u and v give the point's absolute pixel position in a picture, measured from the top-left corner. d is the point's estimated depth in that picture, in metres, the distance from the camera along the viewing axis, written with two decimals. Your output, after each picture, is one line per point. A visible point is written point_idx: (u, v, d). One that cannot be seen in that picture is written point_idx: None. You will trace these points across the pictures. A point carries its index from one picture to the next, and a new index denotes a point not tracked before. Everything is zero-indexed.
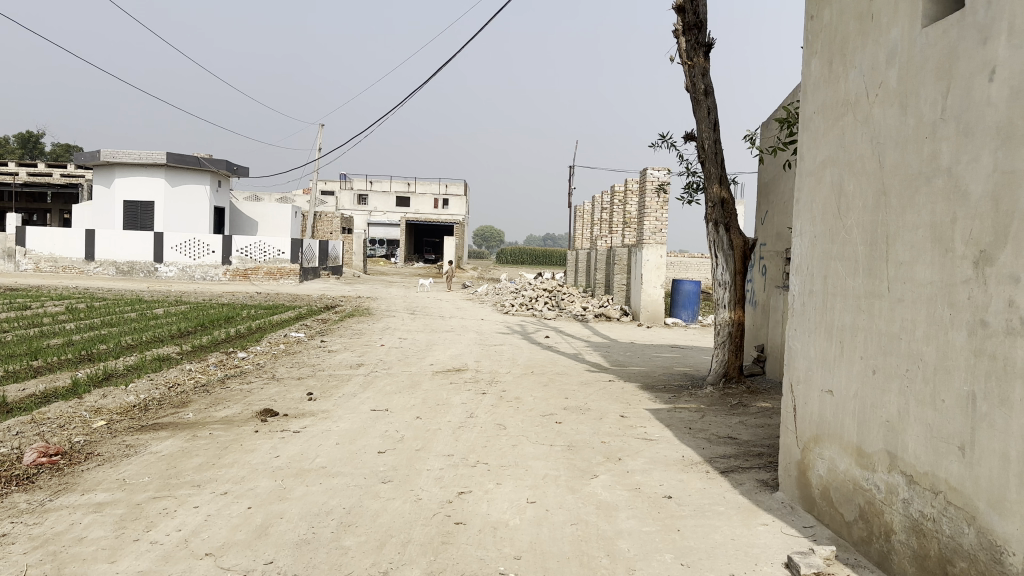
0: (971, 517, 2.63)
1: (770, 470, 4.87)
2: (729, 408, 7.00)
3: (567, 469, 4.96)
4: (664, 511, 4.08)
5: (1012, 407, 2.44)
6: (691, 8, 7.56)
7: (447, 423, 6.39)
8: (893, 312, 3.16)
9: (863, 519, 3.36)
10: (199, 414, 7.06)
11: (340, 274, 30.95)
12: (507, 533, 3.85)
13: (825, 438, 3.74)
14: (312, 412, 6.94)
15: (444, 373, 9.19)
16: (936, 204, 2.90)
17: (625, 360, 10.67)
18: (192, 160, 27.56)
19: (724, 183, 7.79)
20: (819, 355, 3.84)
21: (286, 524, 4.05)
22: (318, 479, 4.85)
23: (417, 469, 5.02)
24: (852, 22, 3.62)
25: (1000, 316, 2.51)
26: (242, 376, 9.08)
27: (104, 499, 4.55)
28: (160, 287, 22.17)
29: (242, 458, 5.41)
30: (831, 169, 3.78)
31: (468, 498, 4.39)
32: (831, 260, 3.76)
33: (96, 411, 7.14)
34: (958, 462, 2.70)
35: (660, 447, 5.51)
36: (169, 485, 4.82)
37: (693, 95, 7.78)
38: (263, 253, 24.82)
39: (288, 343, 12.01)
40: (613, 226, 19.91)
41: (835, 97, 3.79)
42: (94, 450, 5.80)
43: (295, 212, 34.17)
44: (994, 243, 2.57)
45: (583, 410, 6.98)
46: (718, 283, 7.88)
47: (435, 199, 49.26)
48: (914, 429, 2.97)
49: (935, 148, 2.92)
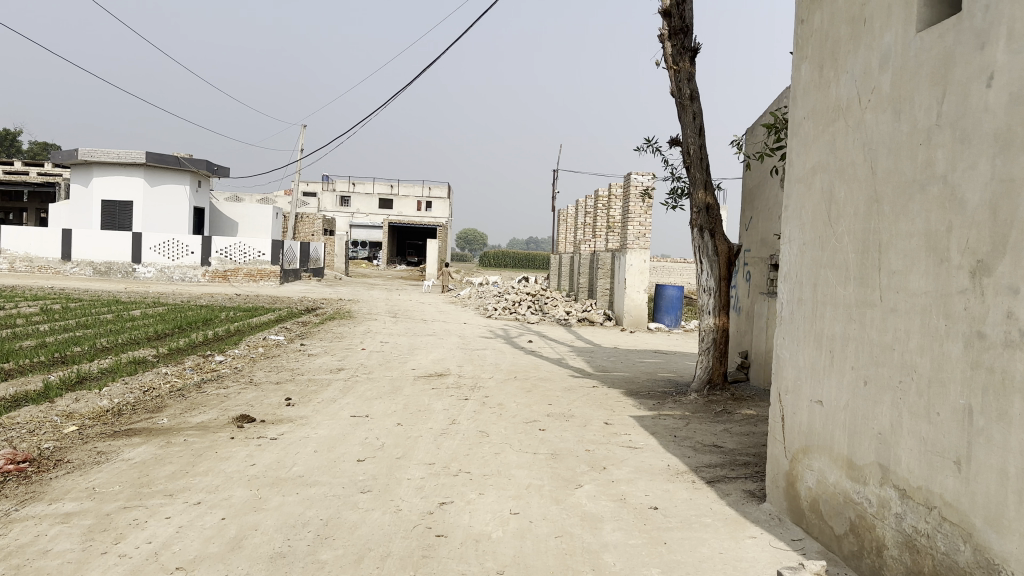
0: (967, 534, 2.56)
1: (756, 480, 4.80)
2: (714, 415, 6.93)
3: (551, 478, 4.86)
4: (650, 523, 4.00)
5: (1011, 421, 2.37)
6: (677, 13, 7.51)
7: (429, 430, 6.27)
8: (884, 321, 3.10)
9: (854, 533, 3.28)
10: (173, 419, 6.89)
11: (321, 277, 30.69)
12: (490, 546, 3.74)
13: (814, 448, 3.67)
14: (290, 419, 6.79)
15: (426, 378, 9.06)
16: (931, 212, 2.83)
17: (609, 366, 10.57)
18: (171, 160, 27.22)
19: (709, 189, 7.72)
20: (808, 364, 3.78)
21: (260, 536, 3.92)
22: (294, 489, 4.72)
23: (398, 478, 4.91)
24: (844, 26, 3.56)
25: (998, 328, 2.45)
26: (220, 381, 8.89)
27: (72, 509, 4.39)
28: (137, 288, 21.79)
29: (216, 466, 5.26)
30: (821, 175, 3.72)
31: (450, 509, 4.28)
32: (820, 267, 3.70)
33: (67, 416, 6.94)
34: (953, 478, 2.63)
35: (646, 456, 5.42)
36: (141, 494, 4.67)
37: (679, 101, 7.71)
38: (244, 254, 24.57)
39: (266, 346, 11.81)
40: (595, 231, 19.82)
41: (826, 102, 3.73)
42: (64, 457, 5.62)
43: (275, 213, 33.80)
44: (992, 253, 2.50)
45: (566, 417, 6.89)
46: (702, 288, 7.81)
47: (417, 201, 49.23)
48: (907, 442, 2.91)
49: (930, 155, 2.86)
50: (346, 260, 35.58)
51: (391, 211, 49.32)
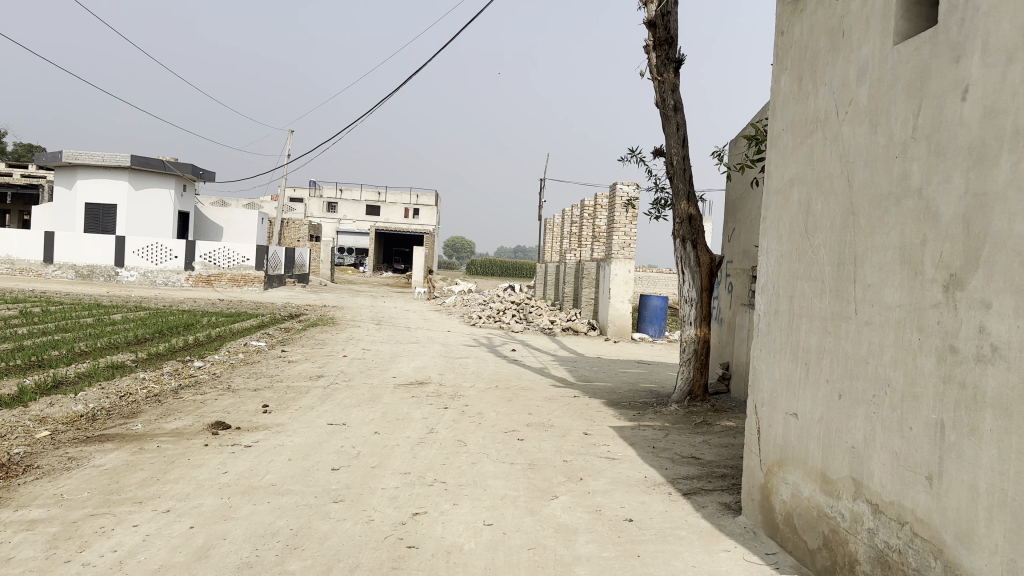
0: (937, 550, 2.54)
1: (733, 492, 4.76)
2: (694, 426, 6.89)
3: (526, 489, 4.82)
4: (625, 536, 3.96)
5: (982, 437, 2.36)
6: (661, 24, 7.53)
7: (406, 439, 6.20)
8: (860, 334, 3.08)
9: (827, 547, 3.25)
10: (148, 425, 6.80)
11: (305, 283, 30.53)
12: (461, 558, 3.68)
13: (788, 462, 3.65)
14: (267, 426, 6.70)
15: (407, 386, 8.98)
16: (905, 226, 2.82)
17: (591, 375, 10.53)
18: (157, 164, 27.08)
19: (692, 200, 7.72)
20: (785, 377, 3.75)
21: (227, 545, 3.85)
22: (265, 498, 4.64)
23: (372, 488, 4.84)
24: (822, 38, 3.56)
25: (970, 343, 2.43)
26: (198, 387, 8.79)
27: (38, 516, 4.30)
28: (119, 292, 21.56)
29: (188, 474, 5.17)
30: (798, 187, 3.71)
31: (422, 520, 4.22)
32: (797, 280, 3.68)
33: (40, 421, 6.82)
34: (925, 493, 2.61)
35: (623, 467, 5.38)
36: (109, 501, 4.58)
37: (663, 112, 7.71)
38: (229, 258, 24.22)
39: (247, 352, 11.71)
40: (581, 240, 19.81)
41: (805, 114, 3.72)
42: (33, 462, 5.51)
43: (260, 218, 33.66)
44: (964, 267, 2.49)
45: (546, 427, 6.83)
46: (684, 299, 7.78)
47: (405, 208, 49.14)
48: (879, 456, 2.89)
49: (906, 168, 2.84)
50: (331, 266, 35.44)
51: (378, 218, 49.20)
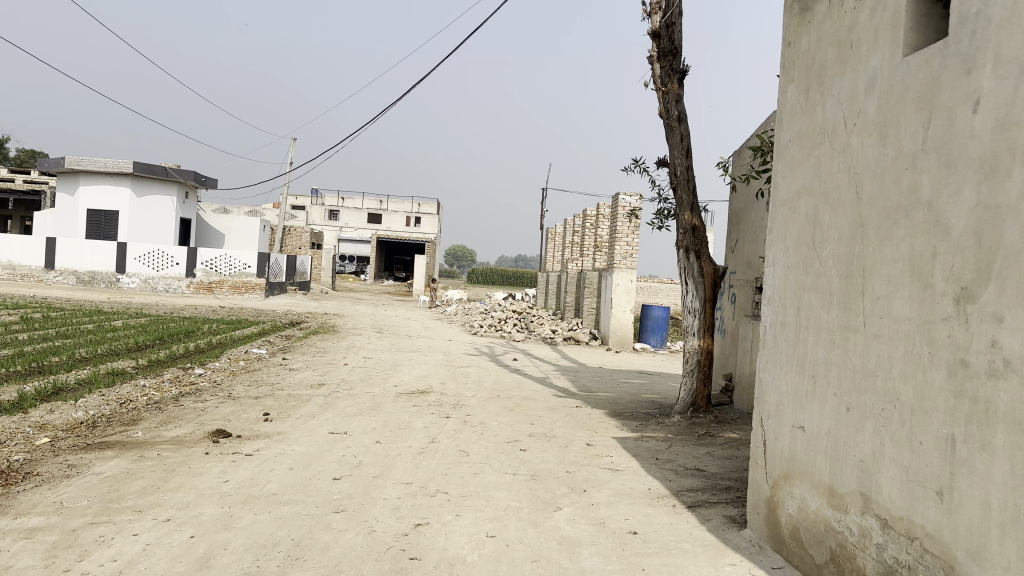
0: (948, 566, 2.51)
1: (738, 506, 4.72)
2: (697, 438, 6.85)
3: (529, 501, 4.78)
4: (629, 549, 3.92)
5: (994, 452, 2.34)
6: (666, 35, 7.54)
7: (409, 449, 6.16)
8: (868, 347, 3.06)
9: (834, 562, 3.22)
10: (148, 432, 6.76)
11: (307, 290, 30.57)
12: (464, 570, 3.65)
13: (795, 475, 3.62)
14: (267, 435, 6.67)
15: (408, 395, 8.95)
16: (915, 238, 2.80)
17: (593, 385, 10.50)
18: (158, 170, 27.12)
19: (696, 210, 7.70)
20: (791, 389, 3.72)
21: (229, 555, 3.82)
22: (266, 507, 4.61)
23: (373, 498, 4.80)
24: (831, 49, 3.55)
25: (982, 357, 2.41)
26: (198, 394, 8.76)
27: (37, 524, 4.26)
28: (120, 298, 21.55)
29: (189, 482, 5.14)
30: (806, 199, 3.69)
31: (425, 531, 4.19)
32: (804, 292, 3.66)
33: (40, 427, 6.78)
34: (935, 509, 2.58)
35: (626, 478, 5.35)
36: (109, 510, 4.55)
37: (667, 122, 7.69)
38: (229, 265, 24.27)
39: (248, 360, 11.69)
40: (582, 250, 19.80)
41: (812, 125, 3.71)
42: (33, 469, 5.48)
43: (262, 226, 33.76)
44: (975, 280, 2.47)
45: (548, 437, 6.80)
46: (687, 310, 7.75)
47: (406, 216, 49.29)
48: (889, 470, 2.86)
49: (915, 180, 2.83)
50: (332, 275, 35.48)
51: (380, 226, 49.31)
